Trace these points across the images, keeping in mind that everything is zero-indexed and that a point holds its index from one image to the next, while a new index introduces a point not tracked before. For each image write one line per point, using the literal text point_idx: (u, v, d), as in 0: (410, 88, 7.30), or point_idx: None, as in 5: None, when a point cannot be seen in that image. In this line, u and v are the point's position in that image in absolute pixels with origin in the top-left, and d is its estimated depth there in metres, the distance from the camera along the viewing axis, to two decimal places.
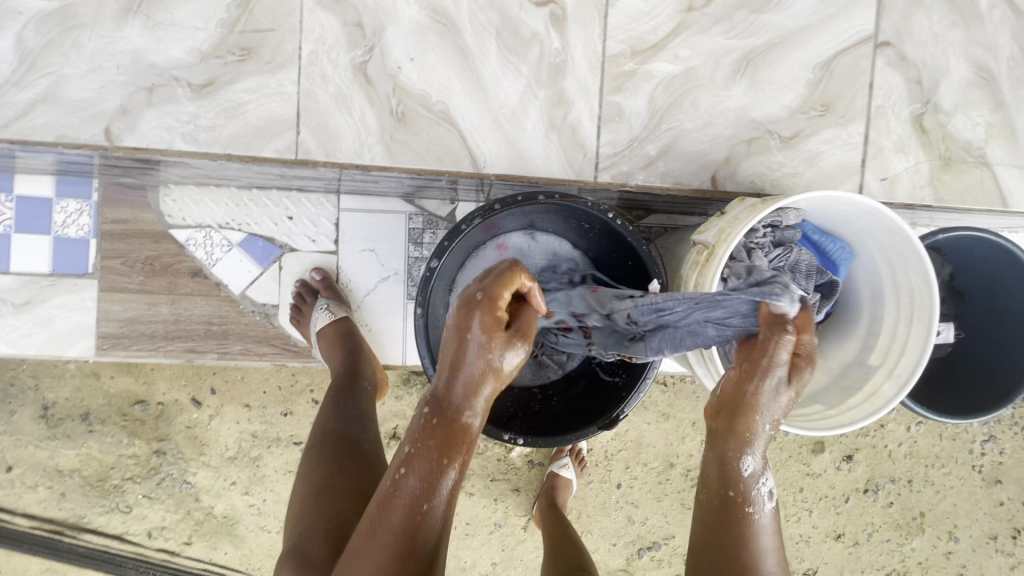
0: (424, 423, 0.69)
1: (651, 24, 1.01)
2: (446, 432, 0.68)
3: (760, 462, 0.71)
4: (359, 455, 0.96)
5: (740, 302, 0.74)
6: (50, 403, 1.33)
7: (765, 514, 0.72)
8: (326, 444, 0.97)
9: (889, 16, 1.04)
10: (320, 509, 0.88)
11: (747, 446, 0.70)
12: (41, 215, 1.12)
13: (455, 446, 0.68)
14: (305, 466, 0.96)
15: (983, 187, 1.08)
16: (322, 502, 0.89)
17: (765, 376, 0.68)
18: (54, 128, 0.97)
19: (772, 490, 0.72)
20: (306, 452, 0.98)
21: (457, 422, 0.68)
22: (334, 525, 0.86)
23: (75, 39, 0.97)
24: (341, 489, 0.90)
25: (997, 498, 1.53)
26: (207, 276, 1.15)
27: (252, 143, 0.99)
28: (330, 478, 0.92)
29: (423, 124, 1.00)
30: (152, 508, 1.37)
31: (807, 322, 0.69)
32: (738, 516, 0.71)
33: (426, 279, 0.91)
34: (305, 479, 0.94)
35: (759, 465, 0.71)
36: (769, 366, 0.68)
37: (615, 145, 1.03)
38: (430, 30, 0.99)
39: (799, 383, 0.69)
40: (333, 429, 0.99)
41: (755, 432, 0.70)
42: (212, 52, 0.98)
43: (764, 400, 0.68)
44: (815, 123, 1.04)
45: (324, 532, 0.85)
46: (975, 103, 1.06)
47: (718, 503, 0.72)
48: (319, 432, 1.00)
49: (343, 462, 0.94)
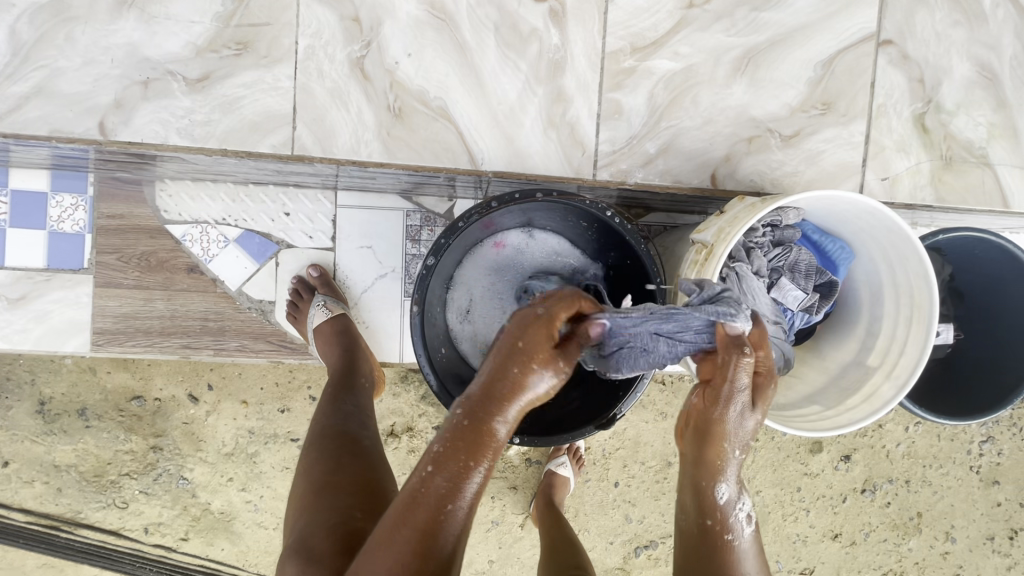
0: (454, 424, 0.64)
1: (651, 21, 1.00)
2: (477, 435, 0.63)
3: (734, 487, 0.72)
4: (358, 451, 0.95)
5: (696, 319, 0.72)
6: (47, 399, 1.33)
7: (748, 537, 0.72)
8: (324, 441, 0.96)
9: (891, 15, 1.03)
10: (321, 506, 0.86)
11: (722, 473, 0.71)
12: (36, 210, 1.11)
13: (483, 452, 0.64)
14: (303, 464, 0.95)
15: (984, 187, 1.07)
16: (322, 498, 0.87)
17: (727, 403, 0.68)
18: (47, 122, 0.97)
19: (750, 514, 0.73)
20: (304, 450, 0.97)
21: (488, 425, 0.63)
22: (337, 521, 0.84)
23: (70, 32, 0.96)
24: (342, 484, 0.89)
25: (994, 499, 1.53)
26: (203, 272, 1.15)
27: (247, 138, 0.98)
28: (330, 474, 0.90)
29: (421, 120, 0.99)
30: (149, 504, 1.36)
31: (759, 338, 0.71)
32: (721, 542, 0.71)
33: (423, 277, 0.91)
34: (304, 477, 0.92)
35: (736, 490, 0.72)
36: (730, 390, 0.68)
37: (614, 143, 1.02)
38: (428, 25, 0.98)
39: (763, 404, 0.70)
40: (332, 426, 0.98)
41: (728, 458, 0.70)
42: (208, 46, 0.97)
43: (731, 424, 0.69)
44: (816, 121, 1.03)
45: (327, 528, 0.83)
46: (977, 102, 1.06)
47: (699, 531, 0.72)
48: (318, 429, 0.98)
49: (343, 458, 0.93)
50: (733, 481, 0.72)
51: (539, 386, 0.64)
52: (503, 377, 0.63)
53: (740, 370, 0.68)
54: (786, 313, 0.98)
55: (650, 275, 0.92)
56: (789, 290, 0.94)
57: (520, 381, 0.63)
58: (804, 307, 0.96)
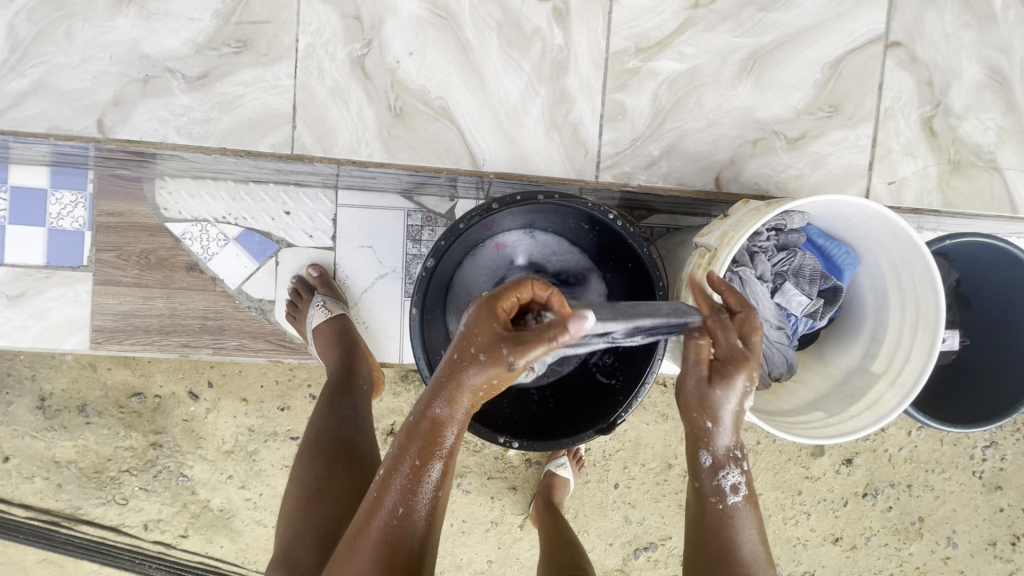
0: (408, 427, 0.68)
1: (656, 21, 0.99)
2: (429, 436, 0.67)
3: (721, 454, 0.73)
4: (351, 457, 0.95)
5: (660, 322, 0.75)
6: (48, 394, 1.33)
7: (739, 501, 0.73)
8: (318, 447, 0.96)
9: (900, 16, 1.01)
10: (311, 514, 0.88)
11: (704, 442, 0.73)
12: (35, 206, 1.11)
13: (435, 449, 0.68)
14: (297, 469, 0.95)
15: (992, 192, 1.06)
16: (313, 506, 0.89)
17: (683, 376, 0.73)
18: (46, 120, 0.96)
19: (740, 479, 0.73)
20: (299, 455, 0.98)
21: (439, 426, 0.67)
22: (325, 530, 0.86)
23: (69, 29, 0.95)
24: (332, 494, 0.90)
25: (997, 504, 1.51)
26: (203, 270, 1.14)
27: (247, 137, 0.98)
28: (321, 483, 0.91)
29: (422, 120, 0.99)
30: (149, 500, 1.36)
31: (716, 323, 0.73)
32: (712, 503, 0.73)
33: (423, 279, 0.90)
34: (297, 482, 0.94)
35: (724, 456, 0.73)
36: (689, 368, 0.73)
37: (617, 145, 1.01)
38: (430, 24, 0.97)
39: (727, 380, 0.71)
40: (326, 432, 0.98)
41: (705, 428, 0.72)
42: (208, 44, 0.96)
43: (696, 401, 0.72)
44: (822, 124, 1.02)
45: (315, 537, 0.85)
46: (986, 106, 1.04)
47: (693, 494, 0.75)
48: (312, 435, 0.99)
49: (335, 467, 0.93)
50: (717, 447, 0.73)
51: (484, 370, 0.64)
52: (449, 370, 0.66)
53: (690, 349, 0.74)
54: (790, 317, 0.97)
55: (652, 279, 0.91)
56: (793, 295, 0.94)
57: (466, 367, 0.65)
58: (807, 312, 0.95)
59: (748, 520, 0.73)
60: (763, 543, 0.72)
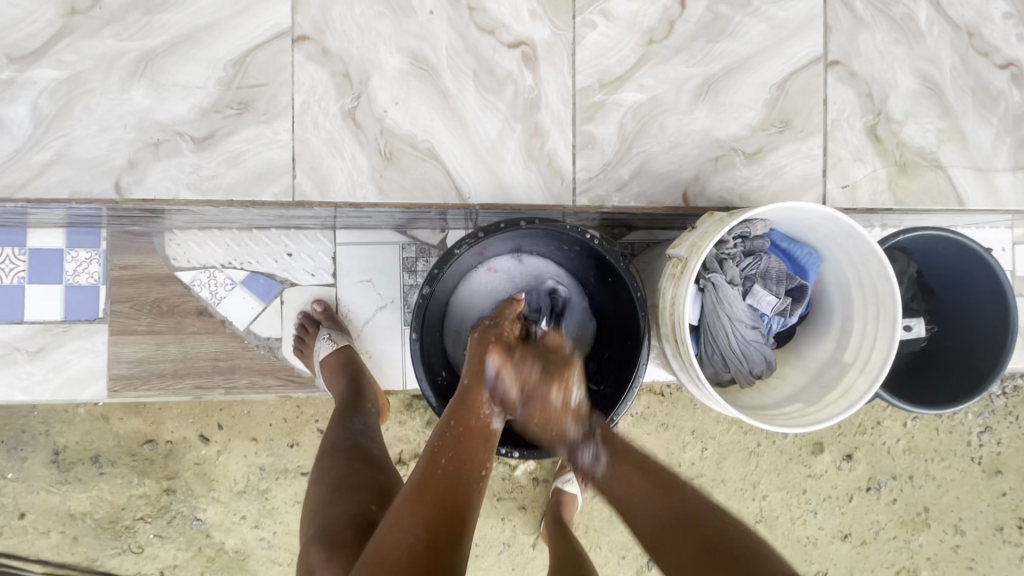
0: (450, 405, 0.93)
1: (616, 58, 1.09)
2: (465, 411, 0.91)
3: (594, 453, 0.92)
4: (369, 458, 0.98)
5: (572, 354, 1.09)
6: (62, 448, 1.38)
7: (609, 473, 0.89)
8: (337, 451, 0.98)
9: (837, 38, 1.12)
10: (341, 500, 0.89)
11: (566, 434, 0.95)
12: (52, 267, 1.18)
13: (470, 420, 0.90)
14: (316, 472, 0.97)
15: (939, 188, 1.15)
16: (341, 496, 0.90)
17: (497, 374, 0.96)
18: (67, 186, 1.04)
19: (601, 450, 0.91)
20: (315, 465, 0.99)
21: (473, 398, 0.93)
22: (357, 511, 0.87)
23: (85, 103, 1.04)
24: (357, 485, 0.91)
25: (999, 489, 1.56)
26: (213, 314, 1.21)
27: (251, 187, 1.06)
28: (346, 477, 0.93)
29: (409, 161, 1.08)
30: (164, 547, 1.40)
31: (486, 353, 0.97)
32: (624, 486, 0.87)
33: (420, 305, 0.97)
34: (317, 485, 0.94)
35: (583, 437, 0.94)
36: (537, 391, 0.94)
37: (590, 171, 1.10)
38: (413, 75, 1.07)
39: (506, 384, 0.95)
40: (343, 441, 1.01)
41: (574, 425, 0.94)
42: (212, 107, 1.06)
43: (559, 412, 0.94)
44: (776, 138, 1.12)
45: (349, 517, 0.85)
46: (924, 112, 1.14)
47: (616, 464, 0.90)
48: (329, 444, 1.01)
49: (355, 464, 0.95)
50: (582, 427, 0.94)
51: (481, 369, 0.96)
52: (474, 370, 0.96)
53: (514, 382, 0.95)
54: (763, 317, 1.04)
55: (630, 290, 1.00)
56: (763, 296, 1.01)
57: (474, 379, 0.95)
58: (778, 310, 1.03)
59: (651, 495, 0.84)
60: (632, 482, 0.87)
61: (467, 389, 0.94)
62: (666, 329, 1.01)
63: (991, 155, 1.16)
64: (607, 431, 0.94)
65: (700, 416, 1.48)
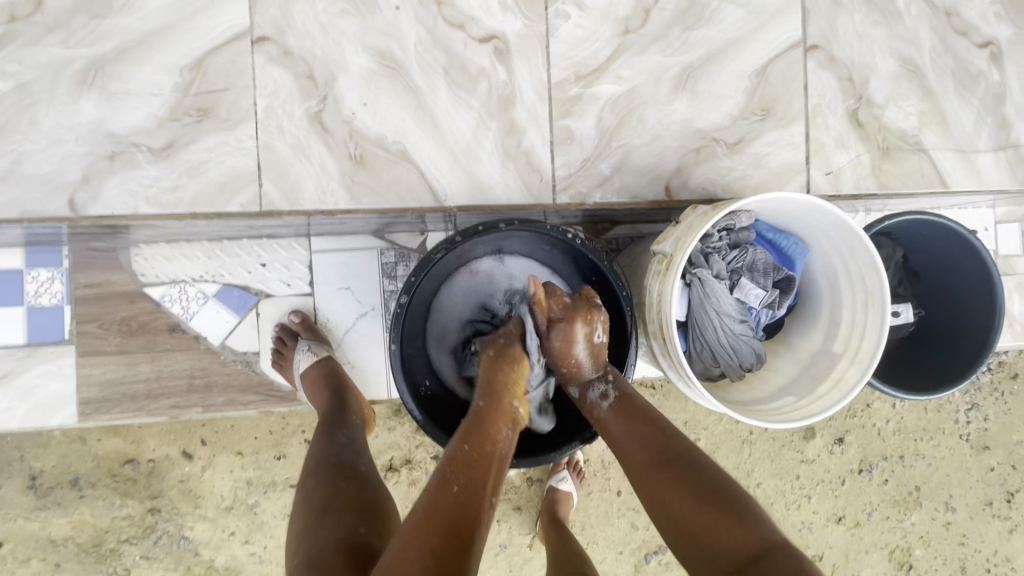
0: (461, 430, 0.86)
1: (591, 49, 1.06)
2: (478, 431, 0.85)
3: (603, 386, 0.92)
4: (355, 476, 0.94)
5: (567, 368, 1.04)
6: (38, 472, 1.32)
7: (615, 408, 0.89)
8: (322, 469, 0.95)
9: (815, 22, 1.09)
10: (327, 523, 0.85)
11: (581, 370, 0.93)
12: (11, 288, 1.12)
13: (487, 443, 0.84)
14: (301, 495, 0.93)
15: (922, 170, 1.14)
16: (327, 518, 0.86)
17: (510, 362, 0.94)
18: (18, 206, 0.99)
19: (611, 389, 0.92)
20: (300, 486, 0.95)
21: (489, 420, 0.87)
22: (344, 535, 0.83)
23: (34, 116, 0.99)
24: (344, 505, 0.88)
25: (988, 464, 1.57)
26: (186, 330, 1.16)
27: (215, 199, 1.01)
28: (332, 497, 0.89)
29: (381, 164, 1.03)
30: (151, 568, 1.35)
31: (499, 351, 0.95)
32: (625, 431, 0.86)
33: (398, 314, 0.94)
34: (302, 507, 0.90)
35: (596, 374, 0.93)
36: (561, 327, 0.93)
37: (569, 167, 1.07)
38: (380, 74, 1.02)
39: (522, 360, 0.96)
40: (328, 457, 0.97)
41: (589, 363, 0.93)
42: (170, 115, 1.00)
43: (581, 352, 0.93)
44: (758, 126, 1.09)
45: (336, 543, 0.81)
46: (905, 95, 1.13)
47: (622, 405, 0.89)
48: (314, 462, 0.97)
49: (342, 482, 0.92)
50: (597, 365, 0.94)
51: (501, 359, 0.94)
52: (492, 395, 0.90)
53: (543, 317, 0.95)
54: (752, 310, 1.02)
55: (616, 289, 0.97)
56: (750, 289, 0.99)
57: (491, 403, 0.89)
58: (766, 303, 1.01)
59: (647, 437, 0.84)
60: (624, 424, 0.87)
61: (482, 410, 0.88)
62: (654, 327, 0.98)
63: (972, 135, 1.15)
64: (619, 378, 0.94)
65: (692, 407, 1.46)
